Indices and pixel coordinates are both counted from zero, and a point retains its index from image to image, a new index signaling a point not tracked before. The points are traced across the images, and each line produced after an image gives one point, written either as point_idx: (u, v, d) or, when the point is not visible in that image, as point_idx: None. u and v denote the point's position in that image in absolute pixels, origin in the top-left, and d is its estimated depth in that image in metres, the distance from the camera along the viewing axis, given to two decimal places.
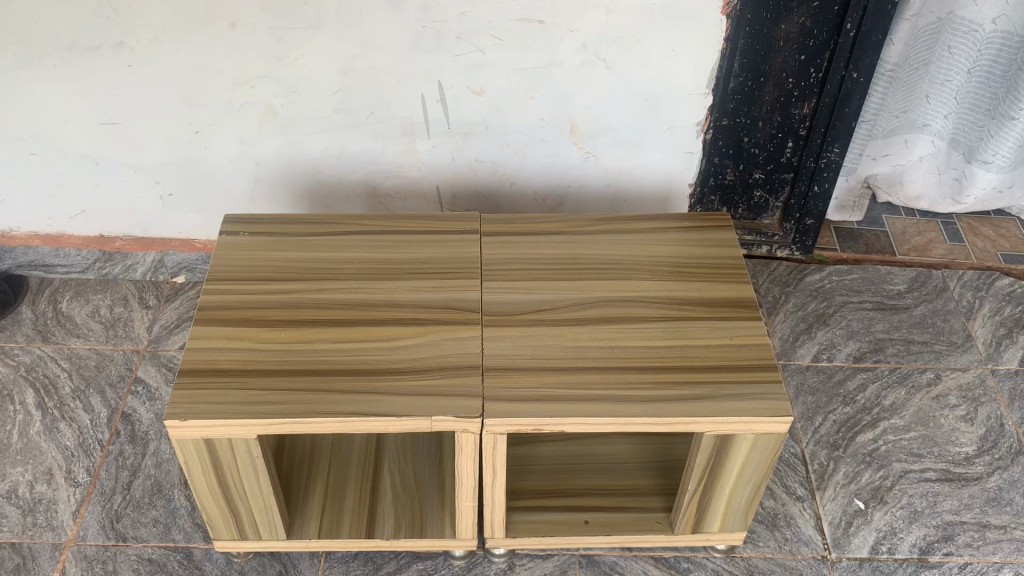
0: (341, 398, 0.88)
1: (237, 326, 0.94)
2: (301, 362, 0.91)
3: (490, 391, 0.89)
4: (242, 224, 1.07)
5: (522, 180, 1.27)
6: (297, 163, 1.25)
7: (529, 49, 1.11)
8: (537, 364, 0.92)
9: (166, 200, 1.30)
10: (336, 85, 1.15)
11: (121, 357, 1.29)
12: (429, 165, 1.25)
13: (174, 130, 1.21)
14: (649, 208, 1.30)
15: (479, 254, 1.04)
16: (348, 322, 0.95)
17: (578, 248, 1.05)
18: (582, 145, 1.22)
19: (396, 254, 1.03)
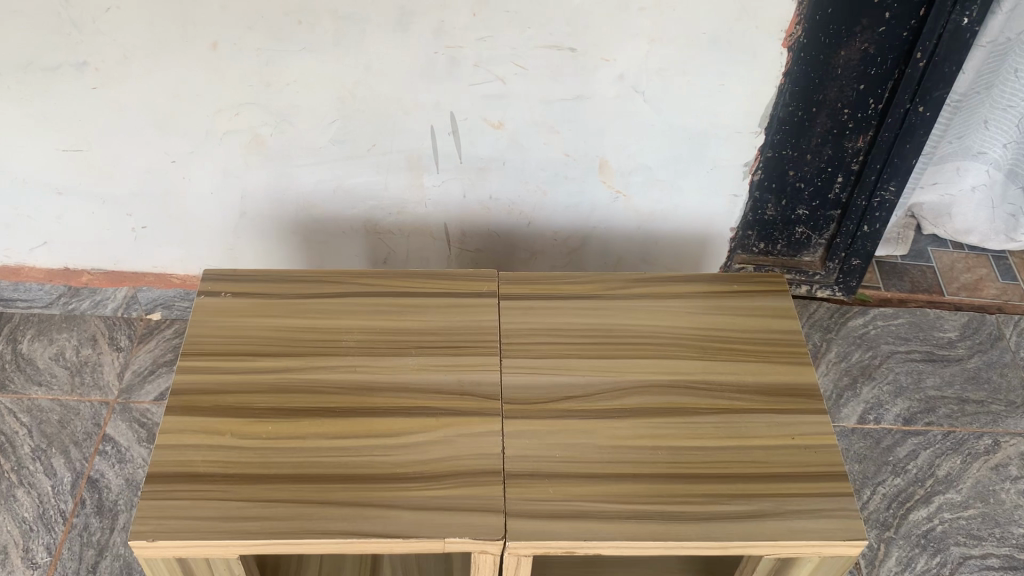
0: (338, 514, 0.74)
1: (217, 416, 0.80)
2: (292, 464, 0.77)
3: (513, 504, 0.76)
4: (223, 281, 0.93)
5: (540, 221, 1.13)
6: (287, 198, 1.11)
7: (557, 78, 0.95)
8: (568, 468, 0.79)
9: (139, 233, 1.16)
10: (335, 113, 1.00)
11: (88, 410, 1.15)
12: (437, 202, 1.11)
13: (148, 159, 1.07)
14: (682, 252, 1.17)
15: (498, 323, 0.90)
16: (348, 412, 0.81)
17: (612, 316, 0.91)
18: (613, 185, 1.07)
19: (404, 323, 0.89)
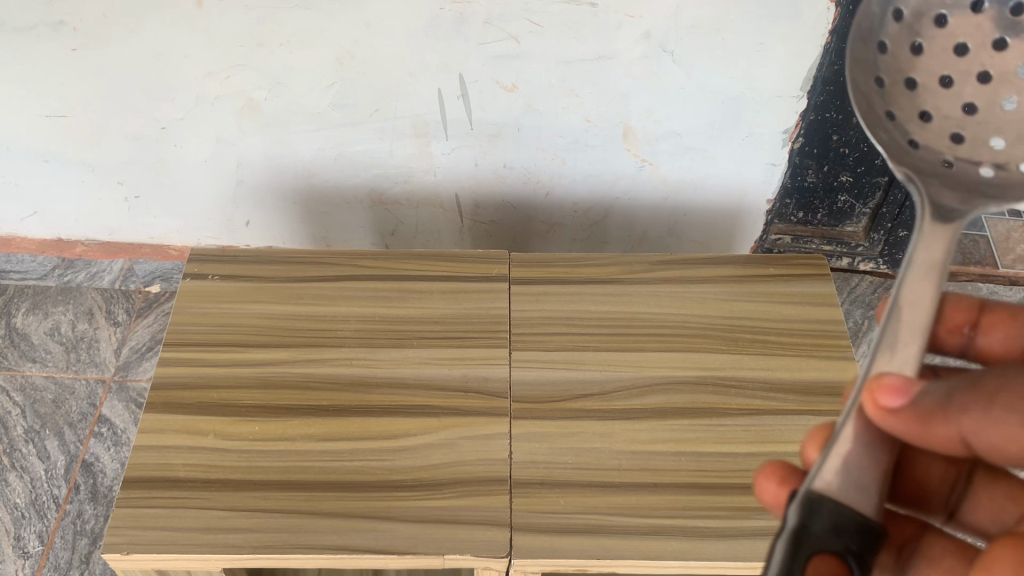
0: (328, 526, 0.68)
1: (200, 415, 0.74)
2: (280, 469, 0.71)
3: (519, 517, 0.69)
4: (210, 262, 0.86)
5: (558, 191, 1.04)
6: (287, 166, 1.03)
7: (578, 37, 0.84)
8: (582, 476, 0.71)
9: (133, 203, 1.10)
10: (332, 76, 0.90)
11: (84, 390, 1.10)
12: (447, 170, 1.02)
13: (136, 126, 0.99)
14: (714, 222, 1.08)
15: (507, 311, 0.82)
16: (343, 411, 0.75)
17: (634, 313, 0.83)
18: (637, 152, 0.98)
19: (405, 310, 0.82)
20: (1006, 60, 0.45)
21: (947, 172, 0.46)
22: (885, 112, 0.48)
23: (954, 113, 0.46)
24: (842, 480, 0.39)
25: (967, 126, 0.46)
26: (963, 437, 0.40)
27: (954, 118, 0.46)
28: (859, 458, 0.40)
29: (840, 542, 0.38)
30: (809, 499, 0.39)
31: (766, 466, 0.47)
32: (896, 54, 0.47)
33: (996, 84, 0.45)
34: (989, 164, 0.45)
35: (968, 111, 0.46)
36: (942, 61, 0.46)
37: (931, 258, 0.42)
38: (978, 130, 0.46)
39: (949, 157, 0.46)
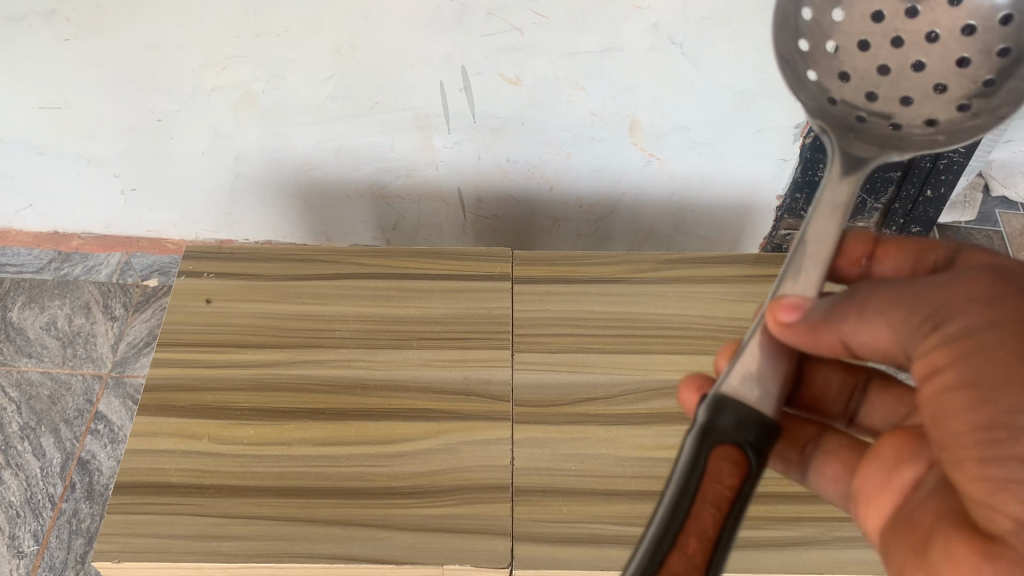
0: (324, 534, 0.66)
1: (194, 418, 0.72)
2: (275, 475, 0.69)
3: (521, 526, 0.67)
4: (205, 259, 0.84)
5: (563, 186, 1.01)
6: (285, 159, 1.00)
7: (584, 29, 0.81)
8: (586, 483, 0.69)
9: (130, 195, 1.08)
10: (331, 68, 0.87)
11: (80, 386, 1.08)
12: (448, 164, 1.00)
13: (131, 119, 0.97)
14: (722, 219, 1.06)
15: (509, 311, 0.80)
16: (340, 414, 0.73)
17: (643, 313, 0.80)
18: (644, 147, 0.95)
19: (404, 310, 0.80)
20: (918, 26, 0.48)
21: (861, 129, 0.50)
22: (810, 72, 0.52)
23: (870, 73, 0.50)
24: (744, 386, 0.42)
25: (879, 86, 0.50)
26: (844, 341, 0.43)
27: (869, 78, 0.50)
28: (757, 363, 0.43)
29: (741, 435, 0.41)
30: (716, 401, 0.42)
31: (687, 379, 0.52)
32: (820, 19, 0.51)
33: (908, 48, 0.49)
34: (898, 121, 0.49)
35: (883, 73, 0.50)
36: (859, 26, 0.50)
37: (829, 196, 0.46)
38: (890, 90, 0.50)
39: (864, 115, 0.50)
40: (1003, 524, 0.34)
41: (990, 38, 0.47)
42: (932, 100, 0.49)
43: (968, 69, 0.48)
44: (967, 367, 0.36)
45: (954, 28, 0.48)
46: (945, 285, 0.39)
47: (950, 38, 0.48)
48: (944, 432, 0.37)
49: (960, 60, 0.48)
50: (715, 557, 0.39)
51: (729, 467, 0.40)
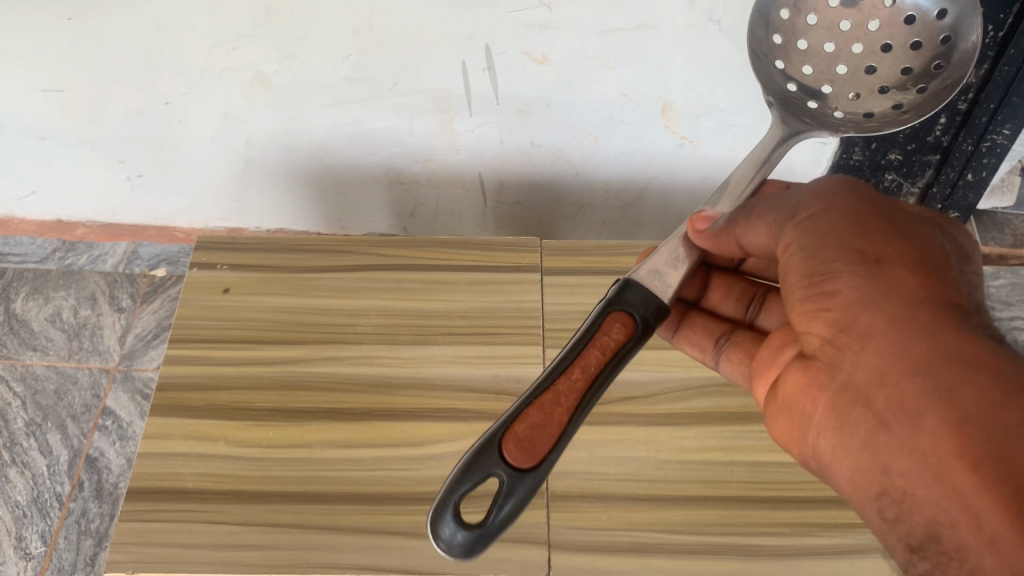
0: (350, 543, 0.62)
1: (210, 420, 0.69)
2: (297, 480, 0.65)
3: (558, 533, 0.63)
4: (219, 250, 0.80)
5: (588, 171, 0.97)
6: (298, 143, 0.96)
7: (619, 6, 0.76)
8: (626, 488, 0.66)
9: (135, 181, 1.04)
10: (347, 48, 0.82)
11: (87, 380, 1.05)
12: (470, 148, 0.95)
13: (138, 101, 0.92)
14: None
15: (539, 304, 0.76)
16: (364, 414, 0.69)
17: None
18: (676, 130, 0.90)
19: (429, 303, 0.76)
20: (876, 36, 0.58)
21: (816, 112, 0.61)
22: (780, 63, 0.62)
23: (830, 70, 0.60)
24: (653, 274, 0.53)
25: (837, 81, 0.60)
26: (738, 244, 0.56)
27: (828, 74, 0.60)
28: (667, 259, 0.54)
29: (639, 309, 0.51)
30: (626, 281, 0.52)
31: None
32: (796, 20, 0.60)
33: (865, 55, 0.59)
34: (842, 111, 0.61)
35: (841, 71, 0.60)
36: (829, 29, 0.59)
37: (766, 148, 0.59)
38: (843, 86, 0.60)
39: (820, 104, 0.61)
40: (818, 346, 0.48)
41: (928, 53, 0.58)
42: (877, 96, 0.60)
43: (908, 76, 0.59)
44: (806, 240, 0.49)
45: (905, 42, 0.58)
46: (802, 194, 0.53)
47: (900, 50, 0.58)
48: (787, 287, 0.50)
49: (903, 69, 0.59)
50: (592, 391, 0.48)
51: (618, 330, 0.50)
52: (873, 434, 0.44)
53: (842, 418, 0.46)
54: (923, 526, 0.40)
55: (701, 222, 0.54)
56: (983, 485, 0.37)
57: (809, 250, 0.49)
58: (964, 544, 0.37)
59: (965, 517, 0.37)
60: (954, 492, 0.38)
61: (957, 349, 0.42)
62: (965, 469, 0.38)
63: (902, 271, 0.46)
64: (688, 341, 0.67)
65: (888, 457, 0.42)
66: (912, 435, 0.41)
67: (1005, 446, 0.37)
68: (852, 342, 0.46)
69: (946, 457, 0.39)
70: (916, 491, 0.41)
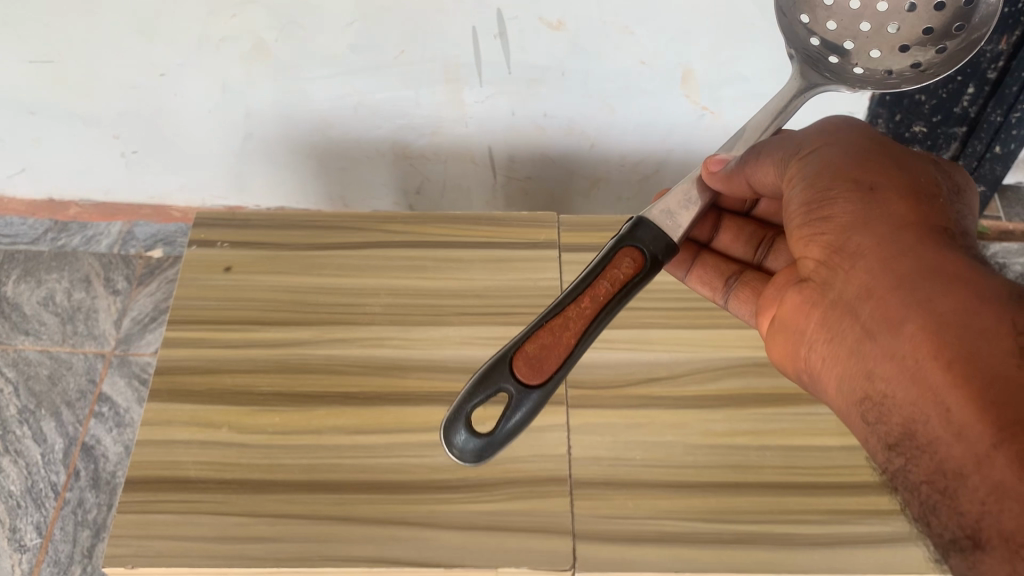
0: (363, 534, 0.59)
1: (212, 405, 0.65)
2: (305, 468, 0.62)
3: (583, 523, 0.59)
4: (218, 227, 0.76)
5: (604, 144, 0.93)
6: (300, 116, 0.91)
7: None
8: (653, 474, 0.62)
9: (130, 158, 0.99)
10: (350, 14, 0.77)
11: (82, 364, 1.01)
12: (480, 120, 0.91)
13: (131, 73, 0.88)
14: None
15: (557, 281, 0.72)
16: (375, 399, 0.65)
17: None
18: (696, 99, 0.86)
19: (441, 281, 0.72)
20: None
21: (836, 70, 0.55)
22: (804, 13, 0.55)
23: (853, 25, 0.54)
24: (665, 212, 0.51)
25: (861, 38, 0.54)
26: (748, 184, 0.54)
27: (851, 30, 0.54)
28: (678, 200, 0.52)
29: (654, 248, 0.50)
30: (639, 218, 0.50)
31: None
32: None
33: (890, 11, 0.52)
34: (864, 70, 0.55)
35: (864, 28, 0.54)
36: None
37: (779, 99, 0.55)
38: (866, 44, 0.54)
39: (841, 61, 0.55)
40: (812, 268, 0.49)
41: (961, 9, 0.51)
42: (903, 53, 0.54)
43: (937, 34, 0.52)
44: (806, 169, 0.50)
45: (931, 0, 0.51)
46: (805, 129, 0.53)
47: (925, 9, 0.52)
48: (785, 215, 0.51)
49: (927, 29, 0.52)
50: (600, 319, 0.47)
51: (629, 263, 0.49)
52: (855, 345, 0.44)
53: (829, 334, 0.47)
54: (896, 424, 0.41)
55: (713, 164, 0.51)
56: (954, 378, 0.38)
57: (808, 180, 0.50)
58: (933, 435, 0.38)
59: (934, 409, 0.38)
60: (926, 387, 0.39)
61: (938, 262, 0.42)
62: (937, 364, 0.39)
63: (891, 197, 0.47)
64: (699, 281, 0.64)
65: (868, 364, 0.43)
66: (888, 339, 0.42)
67: (975, 343, 0.38)
68: (841, 260, 0.46)
69: (919, 355, 0.40)
70: (891, 392, 0.41)
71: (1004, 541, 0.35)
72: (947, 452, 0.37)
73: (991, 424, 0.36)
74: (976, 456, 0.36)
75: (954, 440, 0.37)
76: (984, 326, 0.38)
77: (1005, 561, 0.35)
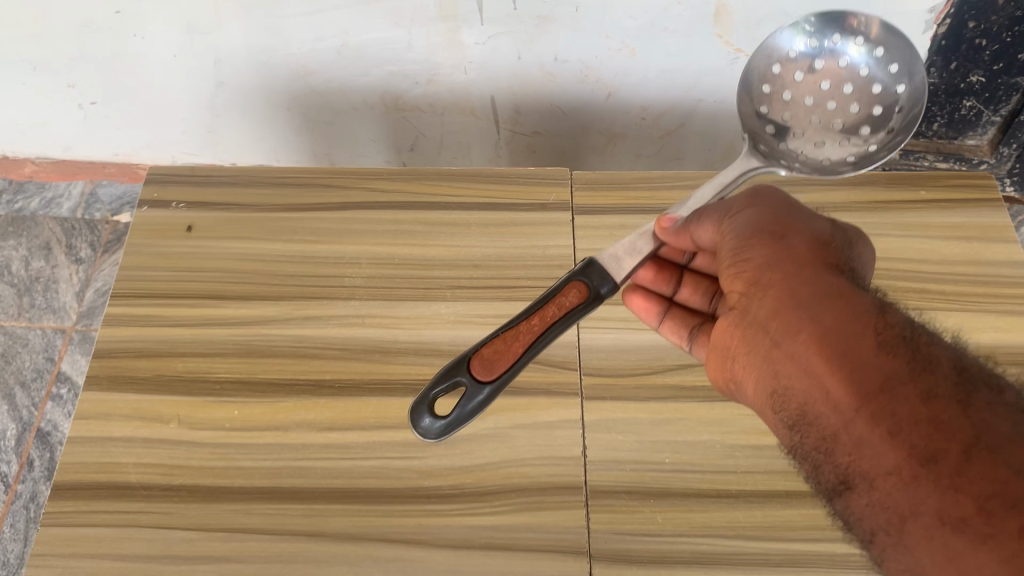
0: (336, 554, 0.49)
1: (159, 396, 0.54)
2: (268, 472, 0.51)
3: (600, 540, 0.49)
4: (176, 184, 0.65)
5: (623, 94, 0.82)
6: (276, 61, 0.80)
7: None
8: (685, 481, 0.51)
9: (88, 109, 0.89)
10: None
11: (39, 342, 0.96)
12: (483, 65, 0.79)
13: (80, 13, 0.76)
14: None
15: (570, 250, 0.61)
16: (353, 389, 0.55)
17: None
18: (731, 41, 0.74)
19: (433, 248, 0.62)
20: (852, 97, 0.55)
21: (781, 155, 0.56)
22: (756, 103, 0.57)
23: (804, 119, 0.56)
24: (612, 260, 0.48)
25: (806, 132, 0.56)
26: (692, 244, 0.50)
27: (802, 123, 0.56)
28: (626, 248, 0.49)
29: (603, 281, 0.47)
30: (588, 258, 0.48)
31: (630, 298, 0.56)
32: (779, 67, 0.56)
33: (836, 115, 0.55)
34: (805, 160, 0.56)
35: (812, 123, 0.56)
36: (808, 83, 0.55)
37: (734, 174, 0.54)
38: (810, 137, 0.56)
39: (787, 150, 0.56)
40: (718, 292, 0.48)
41: (901, 115, 0.54)
42: (843, 148, 0.56)
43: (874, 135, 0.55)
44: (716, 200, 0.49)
45: (873, 106, 0.54)
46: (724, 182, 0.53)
47: (867, 113, 0.55)
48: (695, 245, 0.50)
49: (865, 132, 0.55)
50: (549, 337, 0.45)
51: (579, 292, 0.47)
52: (744, 341, 0.43)
53: (729, 339, 0.45)
54: (777, 405, 0.41)
55: (667, 220, 0.49)
56: (830, 368, 0.38)
57: (733, 222, 0.47)
58: (807, 407, 0.39)
59: (809, 383, 0.39)
60: (801, 366, 0.39)
61: (821, 269, 0.43)
62: (813, 351, 0.39)
63: (796, 222, 0.46)
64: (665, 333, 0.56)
65: (752, 356, 0.43)
66: (768, 325, 0.42)
67: (848, 335, 0.38)
68: (742, 274, 0.45)
69: (797, 341, 0.40)
70: (773, 378, 0.41)
71: (863, 483, 0.36)
72: (820, 420, 0.38)
73: (858, 392, 0.37)
74: (842, 418, 0.37)
75: (827, 409, 0.38)
76: (853, 314, 0.39)
77: (868, 508, 0.36)
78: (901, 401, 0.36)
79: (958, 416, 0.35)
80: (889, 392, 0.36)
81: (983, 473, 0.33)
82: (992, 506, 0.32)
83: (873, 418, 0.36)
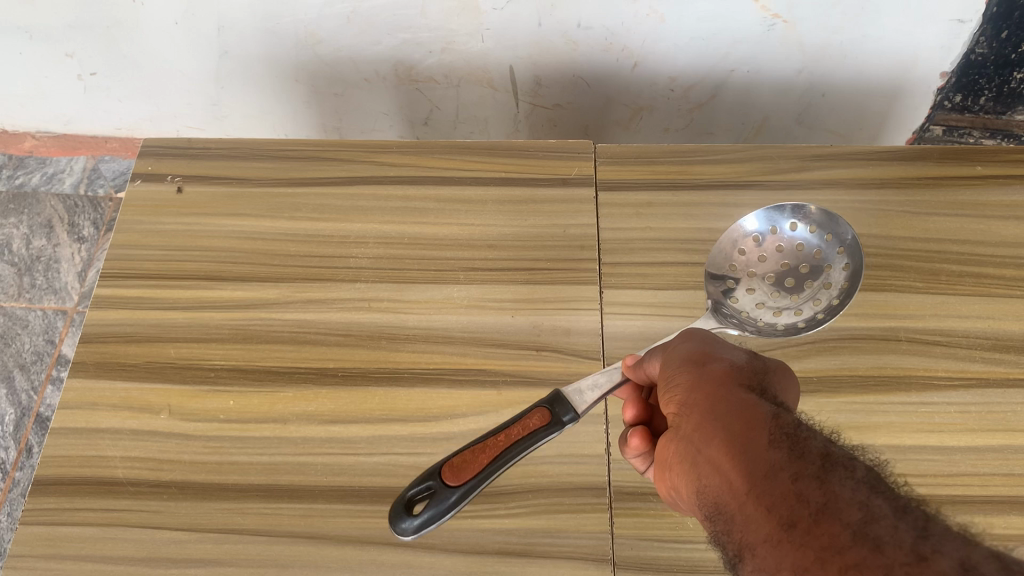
0: (336, 558, 0.45)
1: (150, 384, 0.51)
2: (265, 468, 0.47)
3: (624, 547, 0.45)
4: (172, 157, 0.61)
5: (649, 64, 0.77)
6: (283, 28, 0.75)
7: None
8: None
9: (88, 80, 0.86)
10: None
11: (39, 323, 0.96)
12: (502, 32, 0.74)
13: None
14: (869, 116, 0.81)
15: (593, 229, 0.57)
16: (357, 379, 0.50)
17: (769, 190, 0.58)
18: (767, 5, 0.68)
19: (446, 226, 0.57)
20: (808, 269, 0.51)
21: (740, 318, 0.51)
22: (717, 269, 0.54)
23: (761, 280, 0.52)
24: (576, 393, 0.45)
25: (766, 298, 0.52)
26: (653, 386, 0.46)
27: (757, 284, 0.52)
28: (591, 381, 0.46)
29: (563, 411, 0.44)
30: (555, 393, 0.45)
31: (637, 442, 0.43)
32: (740, 239, 0.53)
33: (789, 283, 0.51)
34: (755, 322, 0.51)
35: (769, 286, 0.52)
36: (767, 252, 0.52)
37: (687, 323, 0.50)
38: (763, 299, 0.52)
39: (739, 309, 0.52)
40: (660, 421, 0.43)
41: (843, 289, 0.51)
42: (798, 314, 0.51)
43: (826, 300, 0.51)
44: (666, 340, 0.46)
45: (825, 280, 0.51)
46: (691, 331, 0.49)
47: (819, 284, 0.51)
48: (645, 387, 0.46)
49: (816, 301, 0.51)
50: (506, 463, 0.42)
51: (542, 418, 0.44)
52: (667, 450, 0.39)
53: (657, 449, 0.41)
54: (691, 496, 0.36)
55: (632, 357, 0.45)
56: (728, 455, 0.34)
57: (670, 354, 0.43)
58: (707, 498, 0.35)
59: (708, 471, 0.35)
60: (701, 457, 0.36)
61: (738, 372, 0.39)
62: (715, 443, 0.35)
63: (726, 344, 0.42)
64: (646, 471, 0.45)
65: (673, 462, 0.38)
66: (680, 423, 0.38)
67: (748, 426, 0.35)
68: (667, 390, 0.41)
69: (701, 438, 0.36)
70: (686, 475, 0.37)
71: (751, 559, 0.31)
72: (718, 510, 0.34)
73: (743, 472, 0.33)
74: (733, 496, 0.33)
75: (723, 496, 0.34)
76: (750, 407, 0.36)
77: None
78: (779, 479, 0.32)
79: (818, 486, 0.31)
80: (769, 472, 0.33)
81: (828, 529, 0.30)
82: (833, 557, 0.29)
83: (752, 495, 0.32)
